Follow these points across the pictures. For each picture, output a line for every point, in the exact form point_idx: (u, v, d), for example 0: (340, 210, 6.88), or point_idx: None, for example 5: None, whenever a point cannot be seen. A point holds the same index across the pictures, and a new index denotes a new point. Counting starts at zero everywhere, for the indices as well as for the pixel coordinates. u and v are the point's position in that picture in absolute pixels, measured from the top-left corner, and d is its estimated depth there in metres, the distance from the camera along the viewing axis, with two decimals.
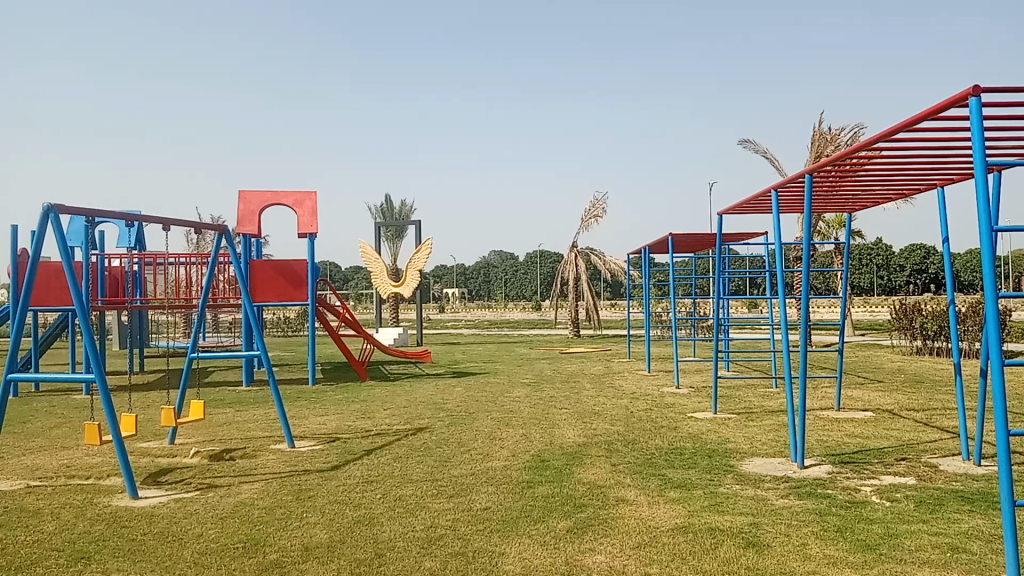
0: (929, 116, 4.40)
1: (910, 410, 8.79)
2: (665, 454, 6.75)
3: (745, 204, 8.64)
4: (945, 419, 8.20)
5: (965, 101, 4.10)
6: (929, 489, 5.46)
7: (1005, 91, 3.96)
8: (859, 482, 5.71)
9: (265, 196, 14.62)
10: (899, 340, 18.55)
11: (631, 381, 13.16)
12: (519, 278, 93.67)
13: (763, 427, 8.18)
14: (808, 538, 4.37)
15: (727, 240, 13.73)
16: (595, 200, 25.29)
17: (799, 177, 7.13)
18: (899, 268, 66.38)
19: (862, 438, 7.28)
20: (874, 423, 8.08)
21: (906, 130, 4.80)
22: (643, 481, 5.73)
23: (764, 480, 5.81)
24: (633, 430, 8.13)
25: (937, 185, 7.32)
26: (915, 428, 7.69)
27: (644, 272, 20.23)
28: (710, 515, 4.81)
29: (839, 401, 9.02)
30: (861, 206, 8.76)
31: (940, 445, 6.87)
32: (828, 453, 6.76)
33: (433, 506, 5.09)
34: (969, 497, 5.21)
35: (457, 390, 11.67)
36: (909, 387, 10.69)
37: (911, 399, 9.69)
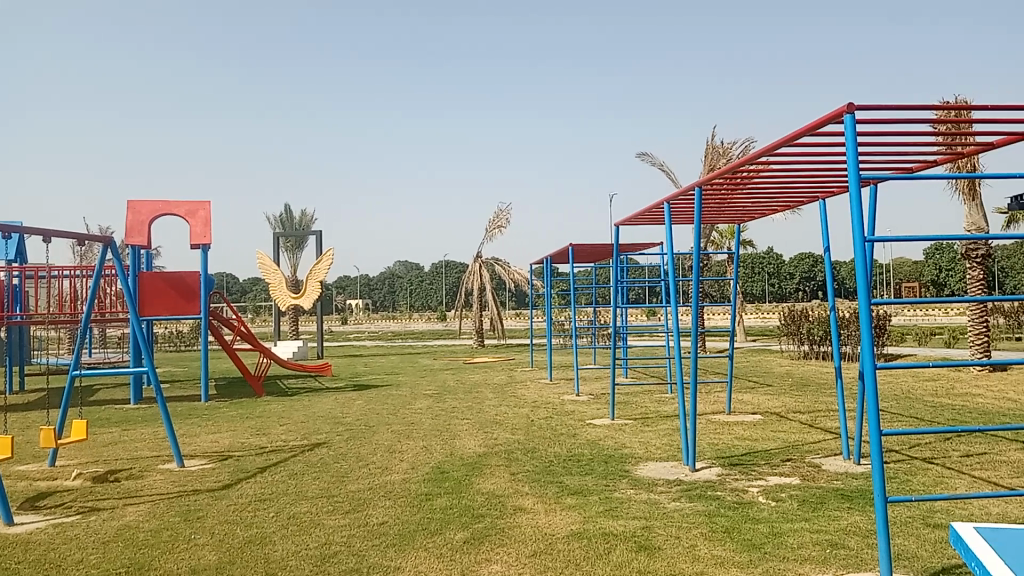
0: (808, 131, 4.63)
1: (797, 412, 9.17)
2: (563, 462, 6.84)
3: (639, 215, 8.88)
4: (828, 420, 8.59)
5: (840, 118, 4.33)
6: (812, 488, 5.71)
7: (875, 109, 4.20)
8: (746, 484, 5.92)
9: (155, 206, 14.09)
10: (787, 345, 19.32)
11: (533, 390, 13.25)
12: (424, 289, 93.30)
13: (658, 432, 8.39)
14: (697, 539, 4.51)
15: (625, 250, 14.03)
16: (499, 209, 25.48)
17: (690, 188, 7.38)
18: (789, 276, 69.16)
19: (750, 440, 7.56)
20: (762, 425, 8.40)
21: (787, 145, 5.05)
22: (541, 489, 5.79)
23: (657, 483, 5.96)
24: (532, 438, 8.21)
25: (820, 197, 7.69)
26: (800, 430, 8.03)
27: (546, 281, 20.41)
28: (604, 520, 4.90)
29: (729, 405, 9.33)
30: (749, 217, 9.13)
31: (822, 446, 7.21)
32: (719, 455, 6.99)
33: (328, 523, 5.00)
34: (847, 495, 5.48)
35: (357, 404, 11.48)
36: (796, 391, 11.16)
37: (797, 401, 10.11)
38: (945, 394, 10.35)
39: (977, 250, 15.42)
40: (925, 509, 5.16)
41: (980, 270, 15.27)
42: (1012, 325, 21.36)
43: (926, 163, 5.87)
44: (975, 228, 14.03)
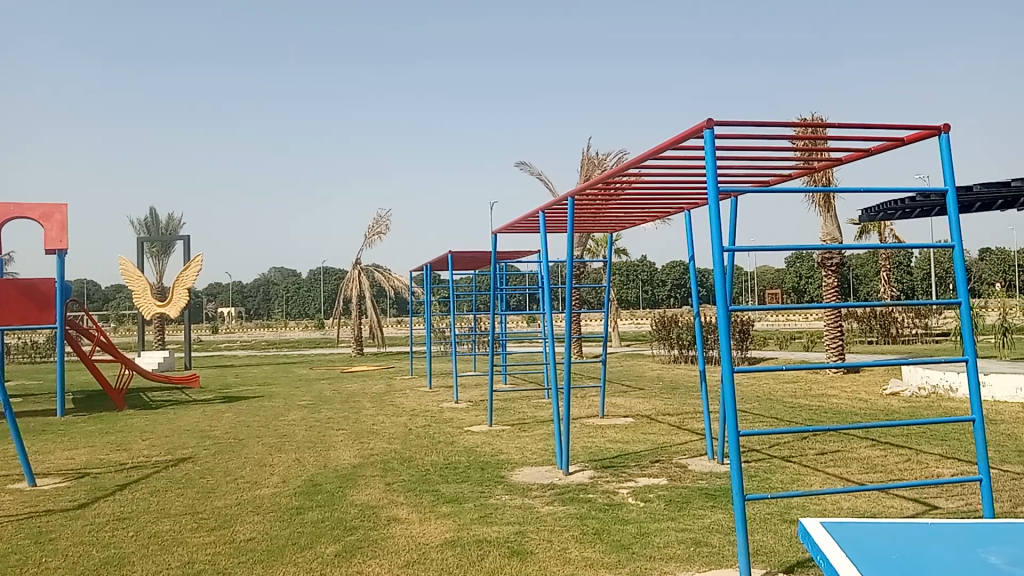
0: (672, 144, 4.82)
1: (666, 415, 9.50)
2: (440, 470, 6.82)
3: (516, 223, 8.99)
4: (694, 422, 8.95)
5: (701, 133, 4.53)
6: (679, 488, 5.93)
7: (733, 125, 4.42)
8: (617, 485, 6.09)
9: (5, 209, 13.17)
10: (659, 350, 19.97)
11: (411, 399, 13.15)
12: (301, 296, 91.10)
13: (534, 437, 8.50)
14: (568, 542, 4.59)
15: (504, 257, 14.16)
16: (378, 216, 25.20)
17: (564, 198, 7.53)
18: (662, 283, 71.56)
19: (622, 443, 7.77)
20: (633, 428, 8.65)
21: (654, 157, 5.23)
22: (416, 498, 5.76)
23: (531, 488, 6.04)
24: (409, 447, 8.16)
25: (687, 208, 8.02)
26: (668, 432, 8.32)
27: (426, 287, 20.31)
28: (478, 527, 4.92)
29: (603, 408, 9.56)
30: (621, 226, 9.40)
31: (689, 447, 7.50)
32: (592, 458, 7.16)
33: (191, 541, 4.80)
34: (711, 494, 5.72)
35: (226, 416, 11.07)
36: (666, 394, 11.54)
37: (667, 404, 10.47)
38: (803, 395, 10.95)
39: (832, 259, 16.40)
40: (782, 505, 5.45)
41: (835, 278, 16.26)
42: (864, 329, 22.82)
43: (782, 176, 6.20)
44: (830, 238, 14.93)
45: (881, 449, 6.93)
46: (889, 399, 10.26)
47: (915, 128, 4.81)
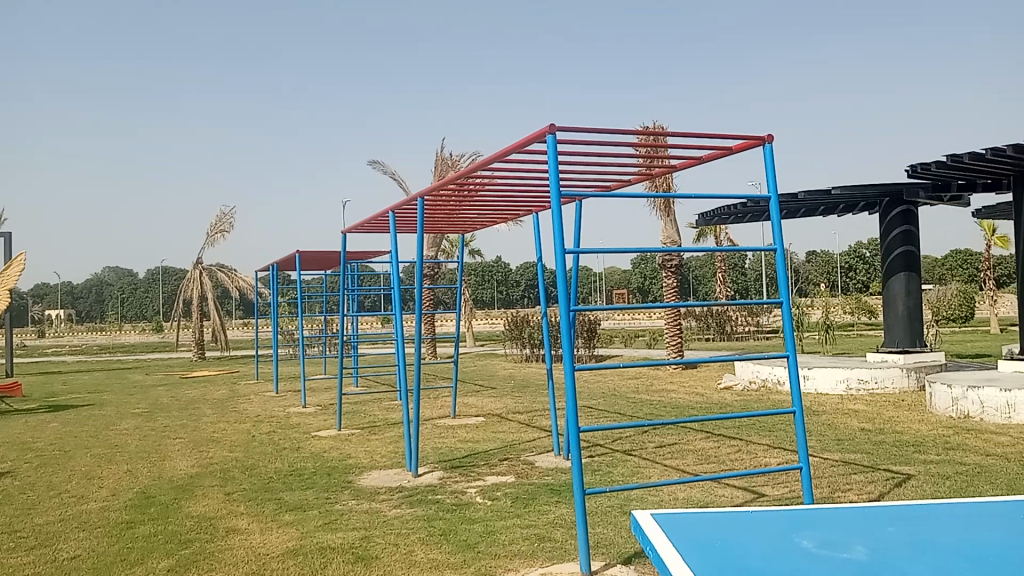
0: (517, 148, 4.92)
1: (516, 413, 9.65)
2: (284, 477, 6.63)
3: (364, 223, 8.87)
4: (542, 419, 9.13)
5: (544, 138, 4.64)
6: (525, 485, 6.04)
7: (575, 131, 4.56)
8: (465, 485, 6.13)
9: None
10: (510, 350, 20.22)
11: (256, 404, 12.69)
12: (139, 298, 86.08)
13: (383, 440, 8.41)
14: (414, 545, 4.58)
15: (353, 258, 13.92)
16: (222, 214, 24.20)
17: (414, 199, 7.51)
18: (515, 283, 72.65)
19: (472, 442, 7.83)
20: (483, 427, 8.73)
21: (500, 159, 5.32)
22: (257, 507, 5.57)
23: (379, 492, 5.98)
24: (252, 455, 7.88)
25: (534, 210, 8.18)
26: (517, 430, 8.46)
27: (271, 289, 19.65)
28: (322, 534, 4.82)
29: (454, 408, 9.58)
30: (470, 227, 9.47)
31: (536, 444, 7.65)
32: (441, 459, 7.16)
33: (7, 562, 4.44)
34: (555, 490, 5.86)
35: (50, 427, 10.30)
36: (516, 393, 11.71)
37: (517, 402, 10.64)
38: (645, 391, 11.42)
39: (672, 261, 17.16)
40: (623, 498, 5.66)
41: (675, 279, 17.04)
42: (702, 327, 24.00)
43: (624, 182, 6.45)
44: (671, 241, 15.63)
45: (714, 441, 7.32)
46: (723, 393, 10.85)
47: (741, 138, 5.13)
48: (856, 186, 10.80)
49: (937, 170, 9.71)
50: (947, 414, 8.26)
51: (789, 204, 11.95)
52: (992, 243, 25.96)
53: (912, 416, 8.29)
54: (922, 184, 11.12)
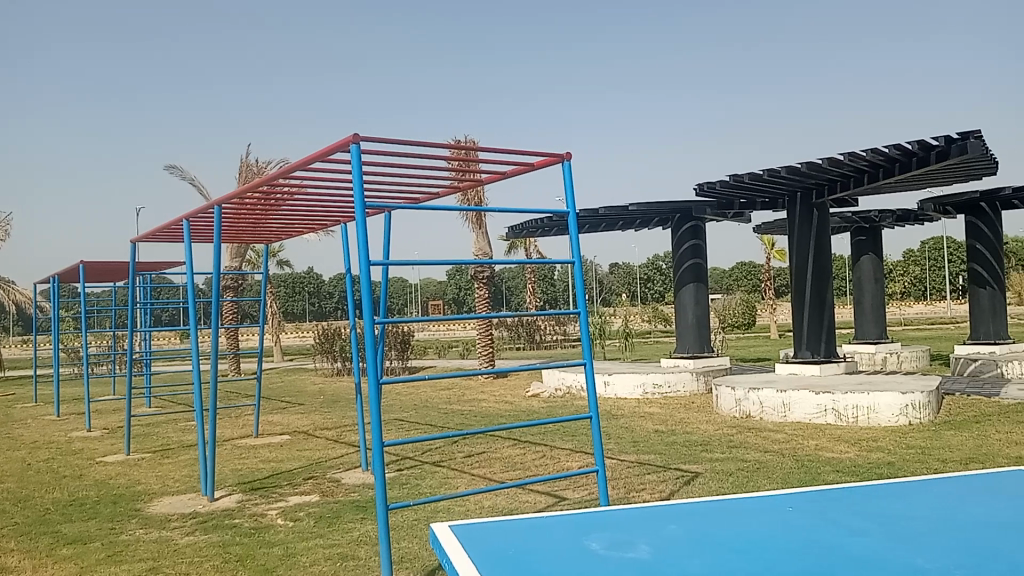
0: (320, 157, 4.81)
1: (323, 430, 9.42)
2: (62, 508, 6.08)
3: (156, 232, 8.34)
4: (351, 435, 8.96)
5: (347, 147, 4.57)
6: (329, 503, 5.89)
7: (379, 142, 4.51)
8: (266, 507, 5.89)
9: None
10: (319, 363, 19.69)
11: (34, 429, 11.57)
12: None
13: (178, 464, 7.92)
14: (207, 573, 4.34)
15: (146, 269, 13.04)
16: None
17: (211, 207, 7.16)
18: (328, 295, 71.06)
19: (275, 462, 7.55)
20: (287, 445, 8.44)
21: (303, 167, 5.17)
22: (31, 543, 5.07)
23: (170, 519, 5.62)
24: (26, 485, 7.17)
25: (341, 221, 8.02)
26: (324, 447, 8.25)
27: (53, 303, 18.01)
28: (104, 568, 4.46)
29: (256, 427, 9.20)
30: (272, 237, 9.15)
31: (343, 460, 7.49)
32: (240, 481, 6.85)
33: None
34: (361, 506, 5.76)
35: None
36: (325, 408, 11.43)
37: (325, 418, 10.39)
38: (456, 401, 11.51)
39: (483, 272, 17.40)
40: (430, 510, 5.66)
41: (487, 290, 17.28)
42: (513, 336, 24.52)
43: (430, 195, 6.46)
44: (482, 253, 15.87)
45: (520, 448, 7.48)
46: (531, 401, 11.14)
47: (541, 155, 5.29)
48: (651, 203, 11.45)
49: (722, 189, 10.50)
50: (731, 414, 8.91)
51: (592, 218, 12.49)
52: (770, 256, 28.38)
53: (701, 417, 8.88)
54: (710, 203, 12.05)
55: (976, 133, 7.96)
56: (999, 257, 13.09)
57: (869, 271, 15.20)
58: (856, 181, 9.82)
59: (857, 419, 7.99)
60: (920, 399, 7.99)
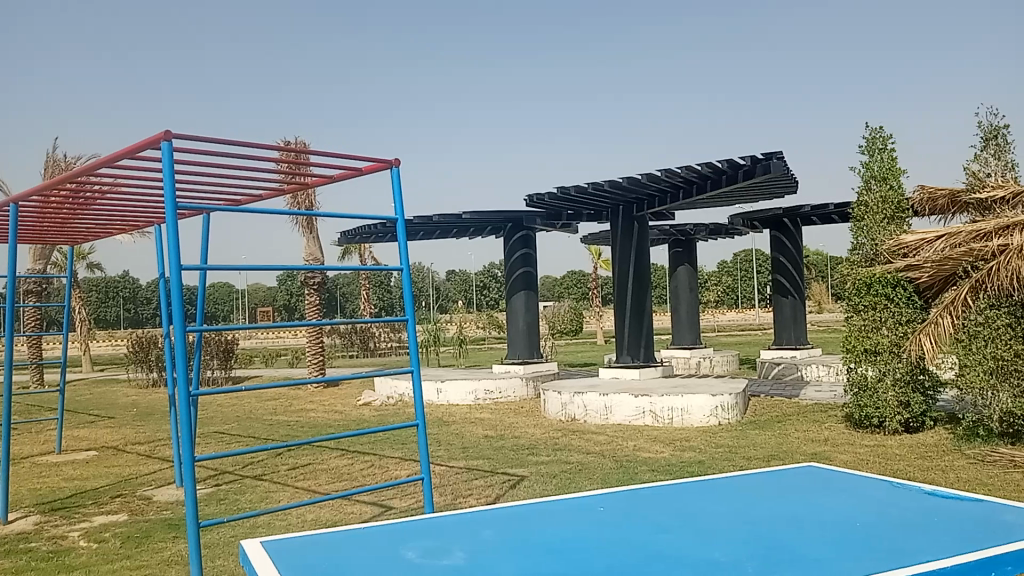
0: (129, 154, 4.53)
1: (136, 444, 8.86)
2: None
3: None
4: (166, 449, 8.48)
5: (158, 145, 4.33)
6: (138, 522, 5.54)
7: (194, 140, 4.30)
8: (67, 529, 5.46)
9: None
10: (135, 373, 18.52)
11: None
12: None
13: None
14: None
15: None
16: None
17: (8, 204, 6.58)
18: (147, 301, 66.99)
19: (79, 480, 7.02)
20: (95, 462, 7.87)
21: (111, 164, 4.86)
22: None
23: None
24: None
25: (157, 222, 7.59)
26: (136, 462, 7.76)
27: None
28: None
29: (59, 443, 8.51)
30: (81, 238, 8.52)
31: (156, 476, 7.08)
32: (38, 502, 6.31)
33: None
34: (173, 524, 5.46)
35: None
36: (138, 421, 10.75)
37: (138, 432, 9.78)
38: (282, 412, 11.16)
39: (314, 279, 16.96)
40: (249, 526, 5.44)
41: (317, 296, 16.87)
42: (345, 344, 24.06)
43: (253, 198, 6.24)
44: (312, 259, 15.49)
45: (347, 458, 7.35)
46: (361, 409, 10.99)
47: (369, 160, 5.23)
48: (484, 212, 11.61)
49: (551, 201, 10.82)
50: (557, 418, 9.14)
51: (425, 225, 12.50)
52: (597, 265, 29.45)
53: (529, 422, 9.07)
54: (539, 213, 12.47)
55: (778, 154, 8.62)
56: (798, 268, 14.23)
57: (685, 281, 16.09)
58: (674, 197, 10.40)
59: (673, 420, 8.43)
60: (728, 401, 8.54)
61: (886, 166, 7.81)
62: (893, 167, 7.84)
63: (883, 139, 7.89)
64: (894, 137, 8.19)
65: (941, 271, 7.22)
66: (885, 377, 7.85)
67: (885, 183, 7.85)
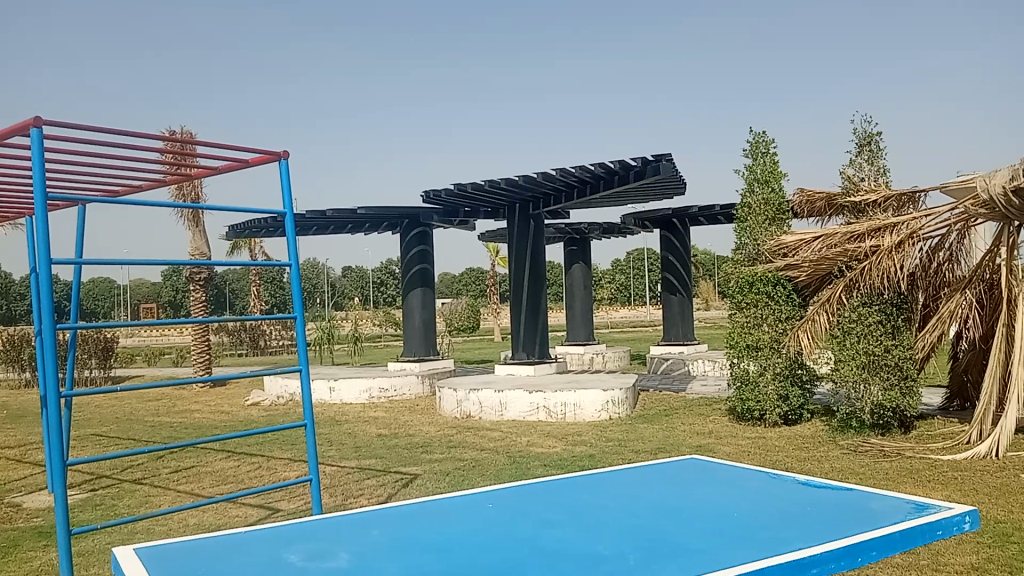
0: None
1: (4, 448, 8.34)
2: None
3: None
4: (37, 453, 8.03)
5: (27, 131, 4.09)
6: (5, 531, 5.22)
7: (67, 127, 4.10)
8: None
9: None
10: (4, 374, 17.43)
11: None
12: None
13: None
14: None
15: None
16: None
17: None
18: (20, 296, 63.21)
19: None
20: None
21: None
22: None
23: None
24: None
25: (28, 214, 7.17)
26: (4, 468, 7.31)
27: None
28: None
29: None
30: None
31: (26, 482, 6.69)
32: None
33: None
34: (44, 532, 5.18)
35: None
36: (7, 424, 10.13)
37: (6, 436, 9.21)
38: (166, 413, 10.73)
39: (200, 274, 16.37)
40: (127, 532, 5.20)
41: (203, 293, 16.29)
42: (234, 342, 23.31)
43: (134, 189, 5.97)
44: (199, 253, 14.94)
45: (233, 460, 7.13)
46: (250, 409, 10.69)
47: (257, 151, 5.09)
48: (379, 207, 11.46)
49: (447, 198, 10.79)
50: (452, 415, 9.13)
51: (318, 220, 12.25)
52: (495, 262, 29.53)
53: (423, 419, 9.02)
54: (436, 210, 12.42)
55: (668, 155, 8.85)
56: (686, 267, 14.66)
57: (579, 278, 16.31)
58: (568, 195, 10.54)
59: (565, 416, 8.55)
60: (619, 396, 8.73)
61: (769, 169, 8.15)
62: (776, 171, 8.18)
63: (766, 143, 8.22)
64: (775, 142, 8.54)
65: (818, 271, 7.59)
66: (766, 371, 8.18)
67: (767, 186, 8.18)
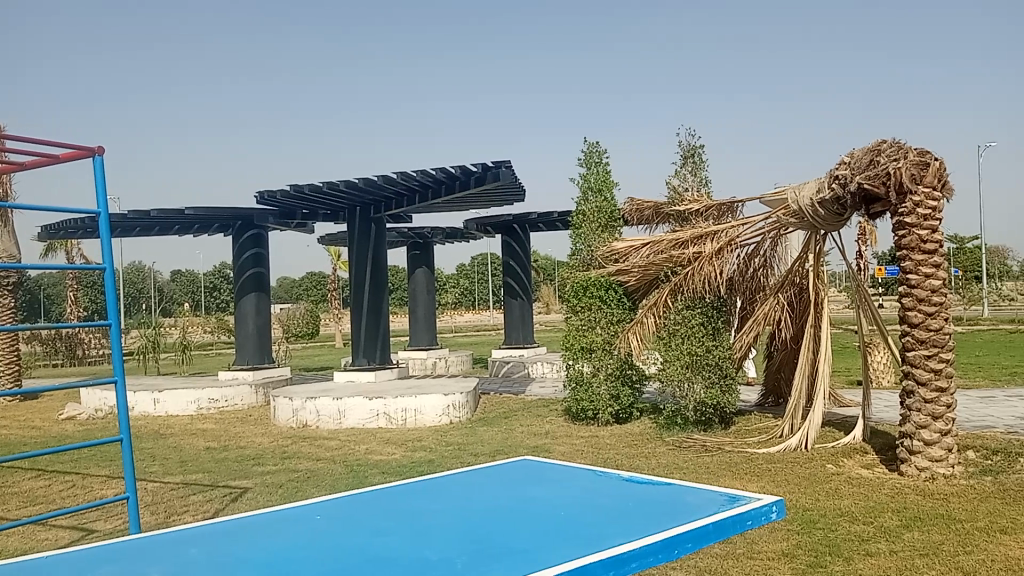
0: None
1: None
2: None
3: None
4: None
5: None
6: None
7: None
8: None
9: None
10: None
11: None
12: None
13: None
14: None
15: None
16: None
17: None
18: None
19: None
20: None
21: None
22: None
23: None
24: None
25: None
26: None
27: None
28: None
29: None
30: None
31: None
32: None
33: None
34: None
35: None
36: None
37: None
38: None
39: (7, 279, 15.08)
40: None
41: (11, 299, 15.03)
42: (47, 351, 21.58)
43: None
44: (6, 256, 13.78)
45: (44, 479, 6.62)
46: (65, 424, 9.95)
47: (68, 147, 4.77)
48: (209, 208, 10.99)
49: (282, 199, 10.49)
50: (287, 424, 8.86)
51: (143, 220, 11.59)
52: (335, 266, 28.96)
53: (256, 430, 8.71)
54: (271, 212, 12.05)
55: (507, 162, 9.00)
56: (526, 272, 14.98)
57: (422, 283, 16.30)
58: (409, 199, 10.52)
59: (405, 422, 8.53)
60: (459, 400, 8.81)
61: (601, 178, 8.50)
62: (607, 180, 8.54)
63: (598, 153, 8.55)
64: (607, 152, 8.92)
65: (646, 276, 7.98)
66: (599, 373, 8.47)
67: (600, 194, 8.52)
